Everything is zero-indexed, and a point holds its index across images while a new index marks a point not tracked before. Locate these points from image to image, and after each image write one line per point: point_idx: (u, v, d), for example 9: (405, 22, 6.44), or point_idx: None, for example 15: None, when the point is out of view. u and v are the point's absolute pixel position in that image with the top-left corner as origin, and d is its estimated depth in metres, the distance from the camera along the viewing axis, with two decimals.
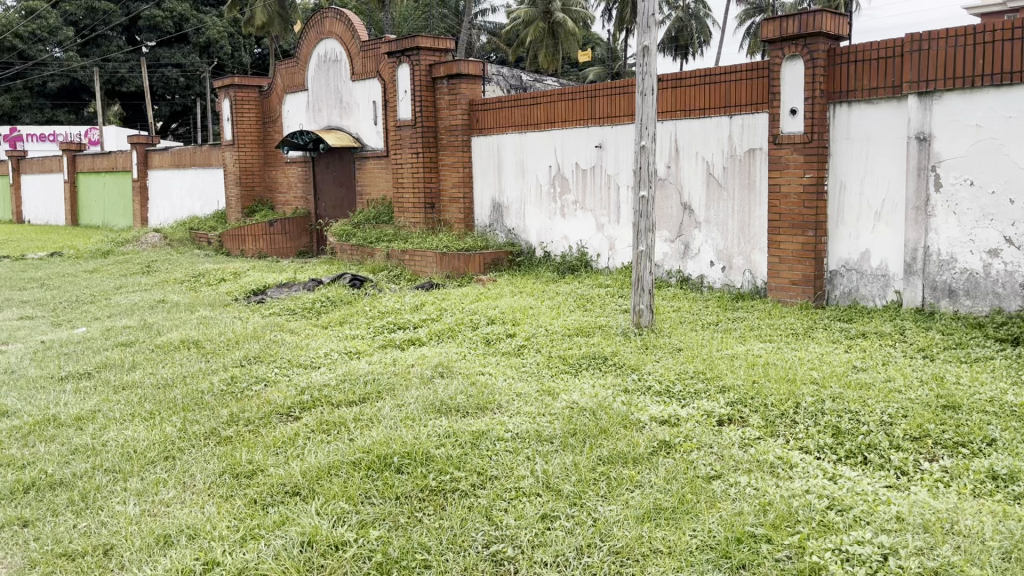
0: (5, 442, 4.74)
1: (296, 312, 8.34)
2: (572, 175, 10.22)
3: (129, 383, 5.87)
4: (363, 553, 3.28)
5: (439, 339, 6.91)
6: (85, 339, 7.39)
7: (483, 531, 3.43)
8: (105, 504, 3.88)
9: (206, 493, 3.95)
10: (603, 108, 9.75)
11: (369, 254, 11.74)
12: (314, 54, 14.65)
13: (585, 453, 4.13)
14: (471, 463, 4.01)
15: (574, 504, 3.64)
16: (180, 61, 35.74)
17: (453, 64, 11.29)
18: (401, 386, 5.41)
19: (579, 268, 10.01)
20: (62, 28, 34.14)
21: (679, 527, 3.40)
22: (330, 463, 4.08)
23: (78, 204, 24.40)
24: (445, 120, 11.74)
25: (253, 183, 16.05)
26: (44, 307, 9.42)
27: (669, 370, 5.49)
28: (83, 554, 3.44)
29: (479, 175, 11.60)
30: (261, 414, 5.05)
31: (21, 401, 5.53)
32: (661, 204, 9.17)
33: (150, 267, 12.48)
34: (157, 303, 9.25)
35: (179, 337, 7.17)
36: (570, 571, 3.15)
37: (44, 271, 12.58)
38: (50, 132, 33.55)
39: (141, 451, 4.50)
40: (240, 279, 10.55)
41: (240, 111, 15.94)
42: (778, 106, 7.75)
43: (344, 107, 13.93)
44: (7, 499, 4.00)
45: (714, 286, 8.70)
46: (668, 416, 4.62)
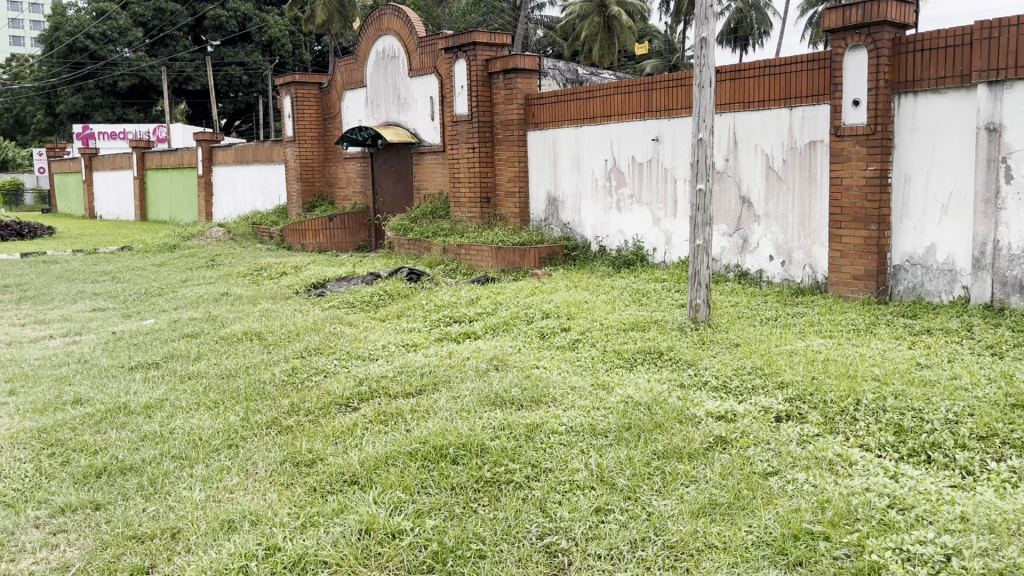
0: (78, 429, 4.94)
1: (355, 305, 8.48)
2: (629, 168, 10.17)
3: (195, 373, 6.05)
4: (420, 542, 3.34)
5: (494, 332, 6.95)
6: (153, 330, 7.64)
7: (538, 522, 3.46)
8: (172, 489, 4.02)
9: (268, 481, 4.06)
10: (660, 101, 9.67)
11: (426, 248, 11.84)
12: (373, 50, 14.83)
13: (640, 447, 4.13)
14: (526, 456, 4.03)
15: (629, 498, 3.64)
16: (243, 59, 36.54)
17: (510, 58, 11.33)
18: (457, 378, 5.47)
19: (634, 262, 9.95)
20: (132, 28, 35.17)
21: (735, 523, 3.38)
22: (388, 454, 4.15)
23: (145, 199, 25.17)
24: (501, 114, 11.78)
25: (314, 178, 16.33)
26: (114, 299, 9.77)
27: (726, 365, 5.44)
28: (151, 537, 3.57)
29: (535, 169, 11.61)
30: (320, 404, 5.16)
31: (94, 389, 5.75)
32: (719, 197, 9.06)
33: (214, 261, 12.79)
34: (221, 296, 9.51)
35: (242, 329, 7.37)
36: (625, 564, 3.16)
37: (114, 265, 12.99)
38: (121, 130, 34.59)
39: (206, 438, 4.65)
40: (301, 273, 10.75)
41: (301, 108, 16.23)
42: (840, 97, 7.59)
43: (402, 102, 14.08)
44: (80, 484, 4.17)
45: (773, 280, 8.57)
46: (725, 412, 4.57)
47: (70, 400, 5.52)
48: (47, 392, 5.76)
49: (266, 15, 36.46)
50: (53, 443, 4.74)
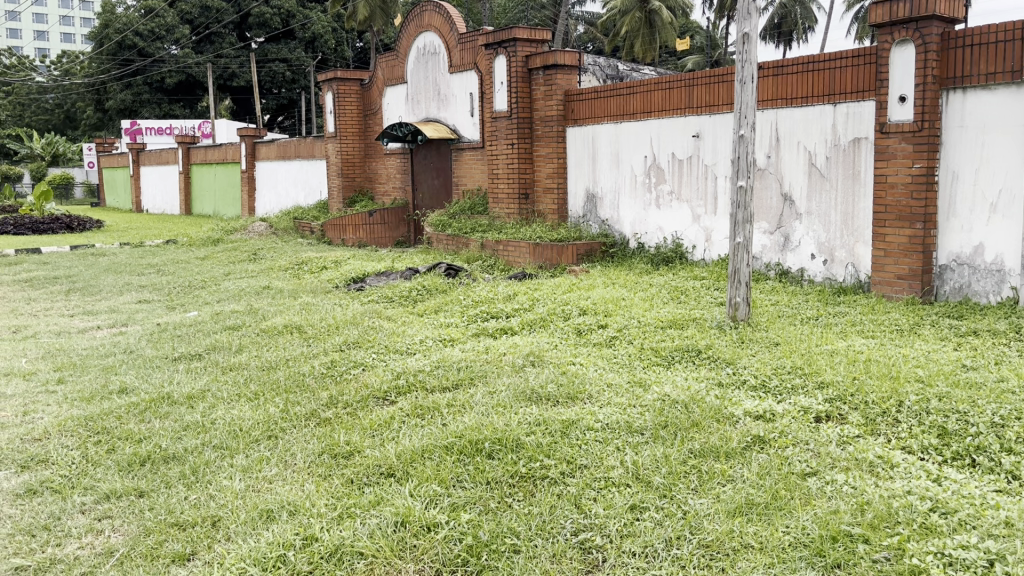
0: (124, 417, 5.05)
1: (393, 300, 8.54)
2: (668, 165, 10.10)
3: (237, 365, 6.15)
4: (454, 536, 3.36)
5: (531, 328, 6.95)
6: (196, 322, 7.78)
7: (572, 519, 3.46)
8: (213, 478, 4.10)
9: (306, 472, 4.11)
10: (701, 97, 9.58)
11: (464, 243, 11.87)
12: (414, 47, 14.91)
13: (676, 446, 4.10)
14: (561, 452, 4.03)
15: (665, 496, 3.62)
16: (286, 55, 37.03)
17: (550, 54, 11.31)
18: (493, 373, 5.49)
19: (673, 259, 9.89)
20: (179, 26, 35.79)
21: (772, 523, 3.35)
22: (424, 447, 4.18)
23: (190, 193, 25.61)
24: (540, 110, 11.77)
25: (354, 173, 16.47)
26: (160, 291, 9.95)
27: (765, 364, 5.38)
28: (193, 524, 3.64)
29: (574, 165, 11.58)
30: (359, 397, 5.21)
31: (139, 378, 5.88)
32: (760, 194, 8.96)
33: (256, 255, 12.96)
34: (263, 289, 9.64)
35: (283, 322, 7.46)
36: (660, 562, 3.15)
37: (160, 258, 13.23)
38: (167, 125, 35.21)
39: (246, 429, 4.72)
40: (341, 267, 10.85)
41: (342, 104, 16.38)
42: (885, 93, 7.45)
43: (442, 99, 14.14)
44: (125, 471, 4.27)
45: (814, 279, 8.45)
46: (763, 411, 4.53)
47: (116, 390, 5.65)
48: (94, 381, 5.90)
49: (310, 12, 36.89)
50: (99, 431, 4.85)
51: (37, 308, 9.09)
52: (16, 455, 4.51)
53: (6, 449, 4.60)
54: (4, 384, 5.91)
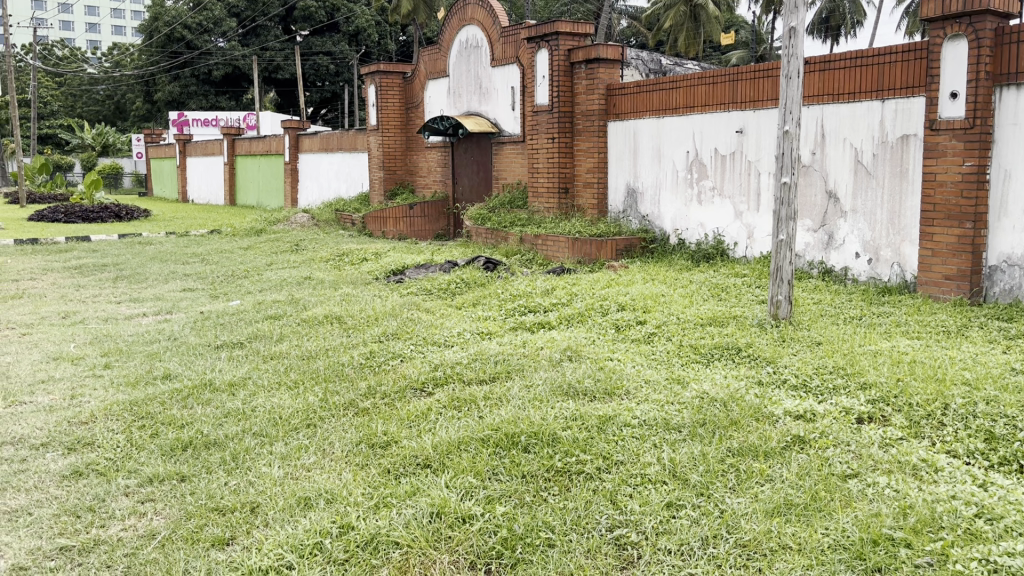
0: (167, 403, 5.15)
1: (432, 292, 8.58)
2: (711, 161, 9.99)
3: (278, 353, 6.23)
4: (489, 528, 3.37)
5: (569, 323, 6.94)
6: (239, 310, 7.89)
7: (608, 514, 3.44)
8: (252, 465, 4.16)
9: (343, 461, 4.16)
10: (746, 92, 9.46)
11: (503, 237, 11.87)
12: (456, 40, 14.93)
13: (715, 444, 4.06)
14: (597, 447, 4.02)
15: (702, 494, 3.59)
16: (330, 48, 37.63)
17: (593, 48, 11.26)
18: (530, 367, 5.49)
19: (715, 256, 9.78)
20: (226, 19, 36.38)
21: (811, 525, 3.30)
22: (460, 439, 4.20)
23: (235, 184, 25.98)
24: (581, 104, 11.72)
25: (396, 166, 16.57)
26: (204, 280, 10.11)
27: (807, 364, 5.30)
28: (233, 509, 3.70)
29: (615, 160, 11.51)
30: (396, 388, 5.25)
31: (182, 365, 5.99)
32: (804, 191, 8.82)
33: (298, 246, 13.10)
34: (304, 279, 9.75)
35: (323, 312, 7.55)
36: (695, 560, 3.12)
37: (204, 248, 13.44)
38: (213, 117, 35.76)
39: (286, 417, 4.79)
40: (381, 259, 10.92)
41: (385, 97, 16.48)
42: (936, 89, 7.28)
43: (483, 92, 14.16)
44: (167, 455, 4.35)
45: (858, 279, 8.30)
46: (804, 411, 4.47)
47: (160, 375, 5.77)
48: (139, 366, 6.03)
49: (354, 5, 37.38)
50: (143, 416, 4.95)
51: (86, 295, 9.30)
52: (63, 437, 4.62)
53: (53, 431, 4.71)
54: (53, 368, 6.06)
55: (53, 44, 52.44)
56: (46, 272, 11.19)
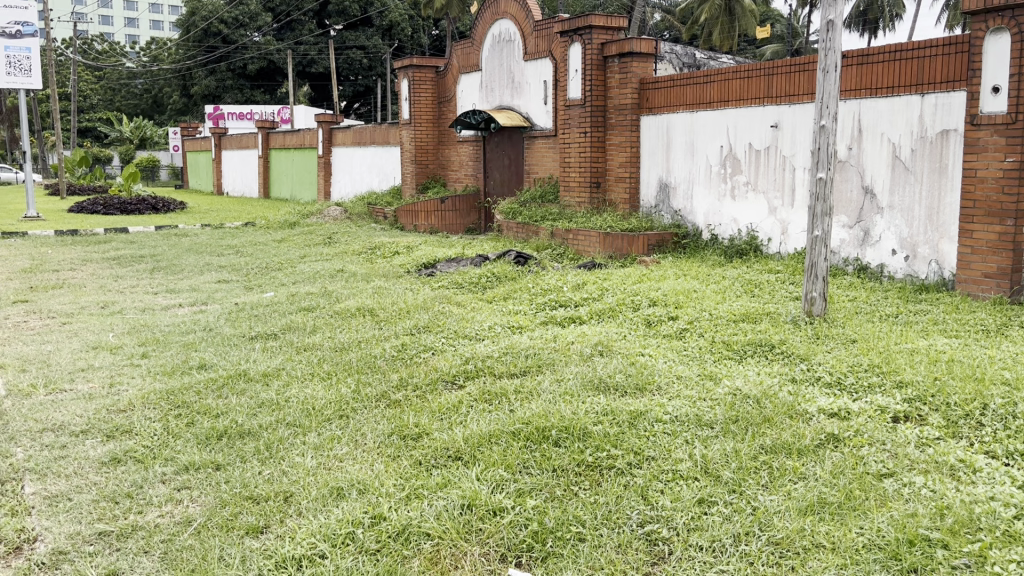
0: (203, 392, 5.23)
1: (463, 286, 8.60)
2: (745, 155, 9.89)
3: (311, 345, 6.29)
4: (520, 521, 3.38)
5: (600, 318, 6.92)
6: (273, 302, 7.98)
7: (639, 509, 3.43)
8: (286, 455, 4.20)
9: (375, 452, 4.19)
10: (782, 87, 9.35)
11: (534, 232, 11.85)
12: (489, 34, 14.93)
13: (747, 441, 4.03)
14: (628, 443, 4.01)
15: (734, 491, 3.57)
16: (364, 43, 37.89)
17: (626, 42, 11.20)
18: (561, 362, 5.48)
19: (748, 252, 9.69)
20: (262, 13, 36.79)
21: (845, 523, 3.26)
22: (491, 432, 4.21)
23: (269, 177, 26.22)
24: (614, 98, 11.66)
25: (428, 160, 16.61)
26: (238, 272, 10.22)
27: (841, 361, 5.24)
28: (266, 498, 3.74)
29: (647, 155, 11.45)
30: (428, 380, 5.28)
31: (217, 355, 6.07)
32: (840, 187, 8.71)
33: (330, 239, 13.20)
34: (337, 272, 9.82)
35: (356, 305, 7.60)
36: (727, 557, 3.10)
37: (239, 240, 13.59)
38: (247, 110, 36.12)
39: (319, 408, 4.84)
40: (413, 253, 10.97)
41: (417, 90, 16.53)
42: (978, 84, 7.15)
43: (516, 86, 14.14)
44: (203, 444, 4.41)
45: (895, 276, 8.18)
46: (838, 409, 4.42)
47: (196, 365, 5.85)
48: (175, 356, 6.12)
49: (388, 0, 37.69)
50: (179, 405, 5.03)
51: (124, 285, 9.44)
52: (102, 425, 4.71)
53: (93, 419, 4.81)
54: (92, 357, 6.17)
55: (92, 38, 53.18)
56: (85, 263, 11.39)
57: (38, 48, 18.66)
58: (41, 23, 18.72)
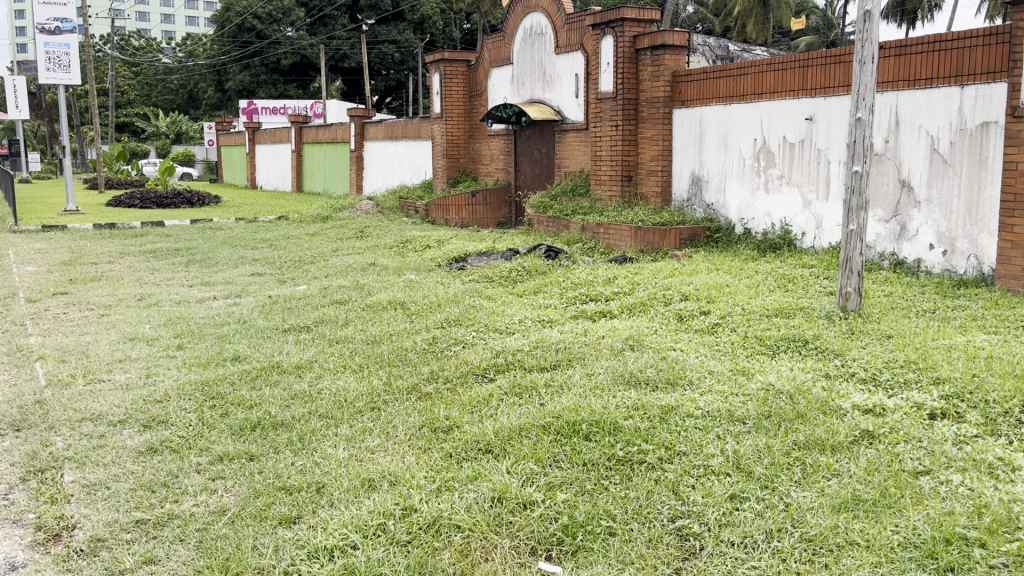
0: (237, 383, 5.30)
1: (494, 280, 8.60)
2: (779, 148, 9.78)
3: (343, 338, 6.34)
4: (550, 514, 3.38)
5: (631, 312, 6.89)
6: (305, 295, 8.05)
7: (670, 504, 3.42)
8: (318, 446, 4.24)
9: (406, 444, 4.22)
10: (817, 79, 9.22)
11: (565, 226, 11.83)
12: (521, 27, 14.90)
13: (780, 437, 3.99)
14: (659, 437, 3.99)
15: (766, 487, 3.54)
16: (396, 37, 38.12)
17: (658, 34, 11.11)
18: (592, 356, 5.47)
19: (781, 246, 9.59)
20: (295, 9, 37.15)
21: (880, 521, 3.22)
22: (521, 425, 4.22)
23: (302, 171, 26.43)
24: (646, 91, 11.59)
25: (459, 154, 16.65)
26: (272, 266, 10.32)
27: (877, 357, 5.17)
28: (299, 489, 3.78)
29: (680, 148, 11.36)
30: (458, 373, 5.31)
31: (251, 348, 6.14)
32: (876, 180, 8.58)
33: (362, 233, 13.28)
34: (369, 266, 9.88)
35: (387, 298, 7.65)
36: (759, 553, 3.08)
37: (272, 234, 13.72)
38: (281, 105, 36.46)
39: (351, 400, 4.88)
40: (444, 247, 11.00)
41: (449, 84, 16.56)
42: (1019, 75, 7.01)
43: (547, 80, 14.11)
44: (237, 435, 4.46)
45: (932, 271, 8.04)
46: (873, 405, 4.36)
47: (230, 357, 5.92)
48: (210, 348, 6.20)
49: None
50: (214, 396, 5.09)
51: (160, 278, 9.58)
52: (139, 415, 4.79)
53: (130, 409, 4.89)
54: (130, 348, 6.27)
55: (129, 35, 53.95)
56: (123, 256, 11.57)
57: (77, 45, 19.00)
58: (79, 19, 19.09)
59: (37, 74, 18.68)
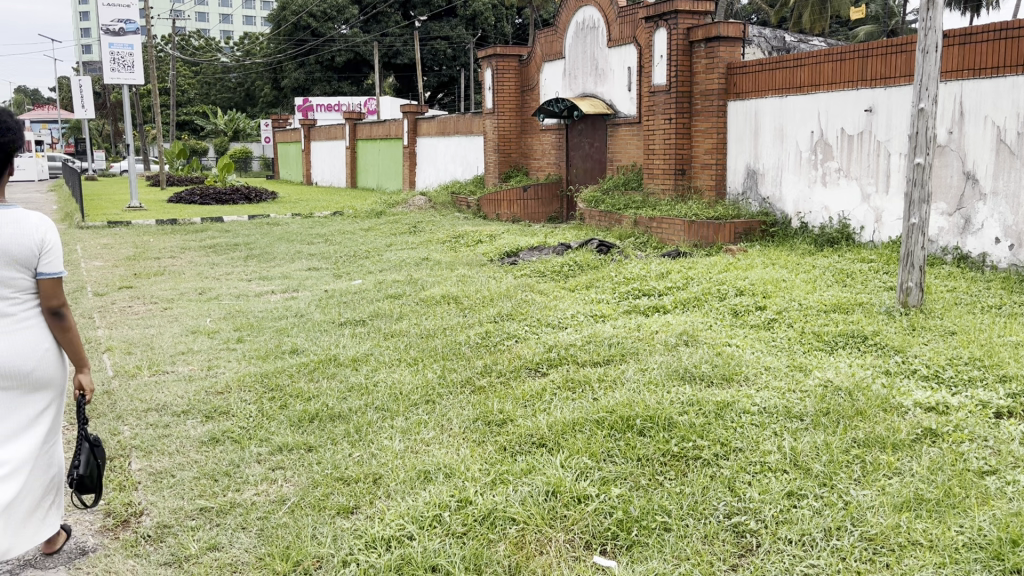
0: (295, 375, 5.40)
1: (546, 274, 8.61)
2: (837, 141, 9.59)
3: (398, 332, 6.41)
4: (605, 509, 3.38)
5: (685, 307, 6.84)
6: (361, 289, 8.16)
7: (725, 501, 3.39)
8: (374, 438, 4.31)
9: (461, 437, 4.25)
10: (876, 69, 9.01)
11: (617, 220, 11.77)
12: (574, 21, 14.84)
13: (839, 434, 3.92)
14: (715, 433, 3.95)
15: (825, 485, 3.49)
16: (448, 33, 38.49)
17: (713, 26, 10.96)
18: (646, 351, 5.44)
19: (839, 240, 9.40)
20: (349, 6, 37.63)
21: (943, 521, 3.15)
22: (575, 420, 4.22)
23: (356, 167, 26.77)
24: (701, 84, 11.47)
25: (511, 149, 16.67)
26: (328, 260, 10.47)
27: (939, 354, 5.05)
28: (356, 480, 3.84)
29: (735, 140, 11.22)
30: (511, 367, 5.33)
31: (309, 340, 6.26)
32: (939, 172, 8.36)
33: (416, 228, 13.39)
34: (422, 260, 9.96)
35: (441, 292, 7.71)
36: (818, 552, 3.04)
37: (328, 229, 13.92)
38: (335, 103, 36.98)
39: (406, 393, 4.94)
40: (495, 241, 11.04)
41: (501, 79, 16.58)
42: None
43: (600, 74, 14.05)
44: (296, 426, 4.55)
45: (998, 265, 7.81)
46: (936, 403, 4.26)
47: (288, 349, 6.04)
48: (269, 341, 6.33)
49: None
50: (273, 387, 5.20)
51: (220, 272, 9.79)
52: (202, 406, 4.91)
53: (193, 400, 5.02)
54: (192, 341, 6.43)
55: (189, 35, 55.16)
56: (184, 251, 11.86)
57: (140, 45, 19.49)
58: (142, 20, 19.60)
59: (102, 74, 19.23)
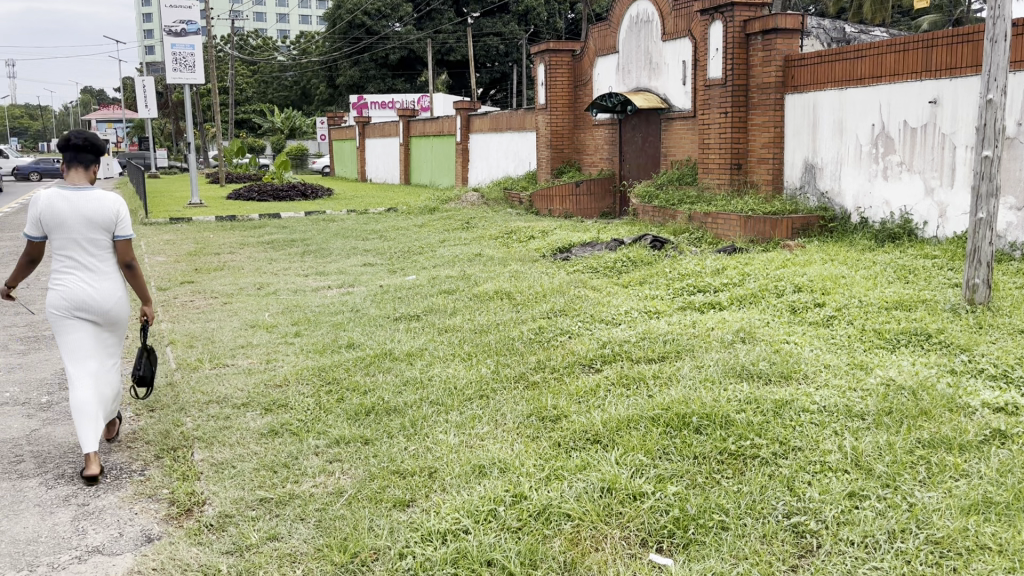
0: (351, 369, 5.48)
1: (598, 270, 8.57)
2: (899, 134, 9.35)
3: (452, 327, 6.45)
4: (661, 507, 3.35)
5: (741, 304, 6.74)
6: (414, 285, 8.22)
7: (784, 501, 3.33)
8: (429, 432, 4.34)
9: (515, 432, 4.26)
10: (942, 59, 8.75)
11: (671, 216, 11.64)
12: (627, 15, 14.74)
13: (902, 434, 3.82)
14: (773, 433, 3.89)
15: (888, 486, 3.40)
16: (500, 29, 38.59)
17: (770, 18, 10.78)
18: (701, 348, 5.37)
19: (901, 236, 9.16)
20: (403, 5, 37.97)
21: (1014, 525, 3.06)
22: (630, 416, 4.19)
23: (409, 163, 26.98)
24: (757, 77, 11.29)
25: (564, 145, 16.61)
26: (382, 256, 10.58)
27: (1008, 353, 4.89)
28: (412, 473, 3.88)
29: (792, 134, 11.03)
30: (565, 363, 5.32)
31: (365, 335, 6.34)
32: (1008, 165, 8.08)
33: (469, 224, 13.44)
34: (474, 256, 9.99)
35: (494, 288, 7.72)
36: (881, 554, 2.97)
37: (382, 225, 14.05)
38: (389, 100, 37.33)
39: (461, 388, 4.96)
40: (548, 237, 11.03)
41: (554, 75, 16.55)
42: None
43: (654, 68, 13.93)
44: (353, 419, 4.61)
45: None
46: (1005, 404, 4.13)
47: (344, 343, 6.12)
48: (326, 335, 6.42)
49: None
50: (330, 381, 5.28)
51: (277, 268, 9.96)
52: (261, 399, 5.00)
53: (253, 393, 5.12)
54: (251, 335, 6.56)
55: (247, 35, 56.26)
56: (243, 247, 12.10)
57: (201, 46, 19.94)
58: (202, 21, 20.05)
59: (165, 75, 19.72)
